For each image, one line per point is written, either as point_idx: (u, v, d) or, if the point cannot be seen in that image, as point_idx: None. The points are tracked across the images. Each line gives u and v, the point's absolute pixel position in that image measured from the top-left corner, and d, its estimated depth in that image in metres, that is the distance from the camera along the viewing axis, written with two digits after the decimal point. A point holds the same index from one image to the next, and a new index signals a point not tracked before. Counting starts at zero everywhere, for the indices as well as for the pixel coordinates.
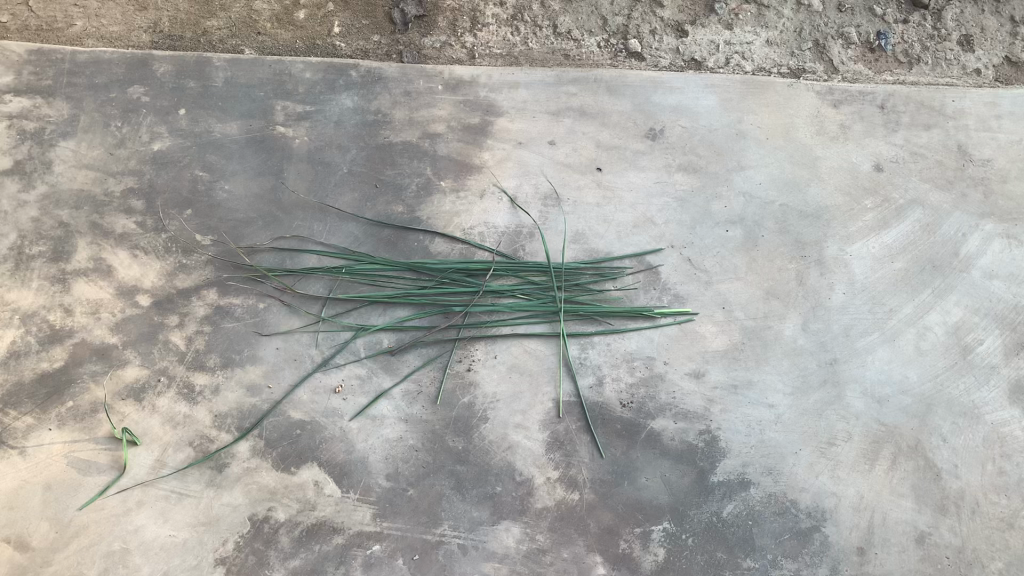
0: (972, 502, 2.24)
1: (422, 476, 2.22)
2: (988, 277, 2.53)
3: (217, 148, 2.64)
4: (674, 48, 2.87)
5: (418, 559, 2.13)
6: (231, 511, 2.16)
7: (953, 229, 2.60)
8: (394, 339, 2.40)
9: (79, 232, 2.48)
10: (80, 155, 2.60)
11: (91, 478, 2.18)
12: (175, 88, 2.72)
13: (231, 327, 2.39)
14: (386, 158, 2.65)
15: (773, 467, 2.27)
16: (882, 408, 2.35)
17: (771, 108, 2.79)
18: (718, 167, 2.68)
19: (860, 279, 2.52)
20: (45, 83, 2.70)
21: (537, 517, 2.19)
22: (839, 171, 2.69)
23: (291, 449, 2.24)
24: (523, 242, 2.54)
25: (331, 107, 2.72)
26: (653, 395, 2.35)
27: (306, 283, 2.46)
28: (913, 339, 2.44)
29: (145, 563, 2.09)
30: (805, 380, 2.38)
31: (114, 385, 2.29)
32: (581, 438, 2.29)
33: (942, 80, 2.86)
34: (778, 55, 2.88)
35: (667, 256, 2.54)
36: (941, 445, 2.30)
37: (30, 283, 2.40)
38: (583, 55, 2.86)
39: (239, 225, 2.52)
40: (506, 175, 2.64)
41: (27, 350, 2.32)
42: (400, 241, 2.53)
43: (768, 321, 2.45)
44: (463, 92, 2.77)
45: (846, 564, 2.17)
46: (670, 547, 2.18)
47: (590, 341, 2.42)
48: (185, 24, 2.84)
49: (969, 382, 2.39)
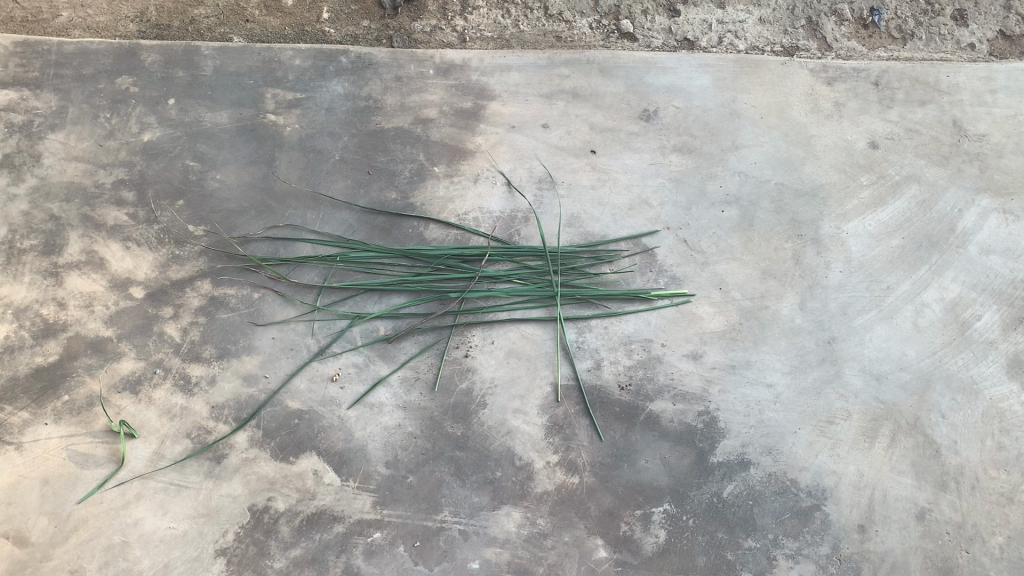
0: (972, 477, 2.24)
1: (421, 463, 2.22)
2: (985, 252, 2.53)
3: (208, 137, 2.61)
4: (666, 29, 2.86)
5: (420, 546, 2.12)
6: (231, 501, 2.16)
7: (950, 205, 2.60)
8: (390, 326, 2.39)
9: (71, 225, 2.46)
10: (70, 147, 2.58)
11: (89, 471, 2.17)
12: (163, 77, 2.70)
13: (226, 318, 2.37)
14: (378, 145, 2.63)
15: (773, 447, 2.27)
16: (881, 385, 2.35)
17: (766, 87, 2.77)
18: (712, 148, 2.66)
19: (857, 257, 2.51)
20: (31, 75, 2.67)
21: (538, 501, 2.18)
22: (834, 149, 2.67)
23: (289, 439, 2.23)
24: (517, 227, 2.53)
25: (321, 94, 2.70)
26: (651, 377, 2.34)
27: (301, 272, 2.44)
28: (911, 315, 2.44)
29: (145, 555, 2.08)
30: (803, 359, 2.37)
31: (109, 378, 2.28)
32: (580, 421, 2.29)
33: (937, 56, 2.85)
34: (771, 33, 2.87)
35: (663, 238, 2.52)
36: (940, 422, 2.30)
37: (22, 277, 2.38)
38: (575, 36, 2.83)
39: (232, 215, 2.51)
40: (500, 159, 2.63)
41: (21, 344, 2.30)
42: (394, 228, 2.51)
43: (766, 301, 2.44)
44: (455, 76, 2.75)
45: (847, 542, 2.17)
46: (671, 529, 2.17)
47: (587, 325, 2.41)
48: (173, 13, 2.81)
49: (967, 358, 2.38)
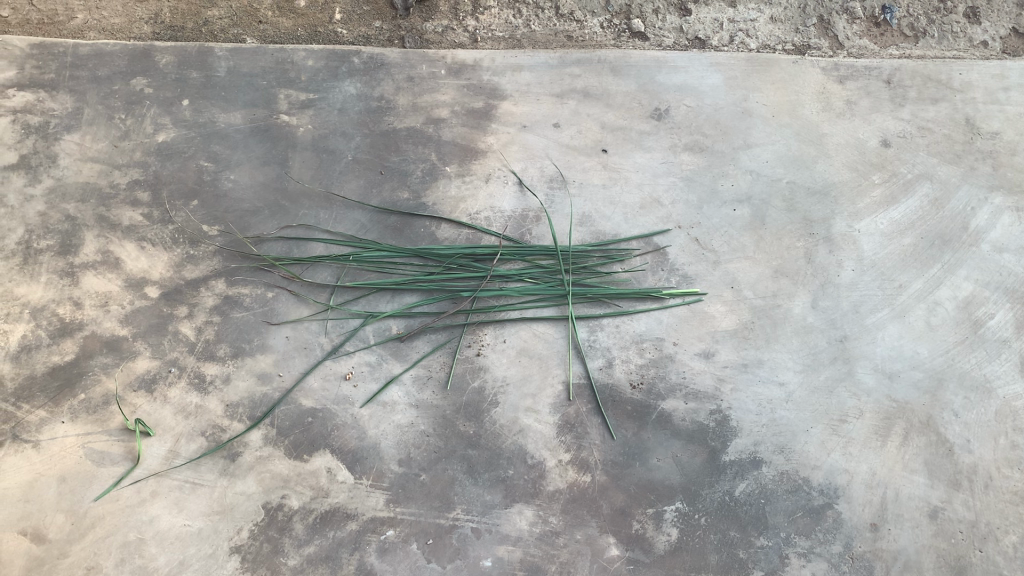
0: (985, 476, 2.24)
1: (434, 461, 2.23)
2: (998, 250, 2.52)
3: (222, 138, 2.63)
4: (677, 27, 2.86)
5: (433, 544, 2.13)
6: (245, 499, 2.17)
7: (963, 203, 2.59)
8: (403, 325, 2.40)
9: (86, 225, 2.48)
10: (85, 148, 2.60)
11: (106, 469, 2.19)
12: (177, 78, 2.72)
13: (240, 317, 2.39)
14: (390, 145, 2.64)
15: (785, 445, 2.27)
16: (893, 383, 2.34)
17: (777, 85, 2.77)
18: (724, 146, 2.66)
19: (869, 256, 2.51)
20: (48, 77, 2.70)
21: (550, 499, 2.19)
22: (846, 148, 2.67)
23: (303, 437, 2.25)
24: (529, 226, 2.54)
25: (334, 94, 2.71)
26: (663, 375, 2.34)
27: (314, 270, 2.46)
28: (924, 314, 2.44)
29: (161, 552, 2.10)
30: (815, 358, 2.37)
31: (125, 376, 2.30)
32: (592, 419, 2.29)
33: (949, 53, 2.84)
34: (782, 32, 2.86)
35: (675, 237, 2.53)
36: (953, 420, 2.30)
37: (39, 277, 2.41)
38: (586, 36, 2.84)
39: (246, 215, 2.52)
40: (511, 158, 2.63)
41: (37, 343, 2.32)
42: (406, 227, 2.52)
43: (778, 299, 2.44)
44: (466, 76, 2.76)
45: (859, 540, 2.17)
46: (683, 527, 2.18)
47: (599, 323, 2.41)
48: (187, 15, 2.83)
49: (980, 356, 2.38)
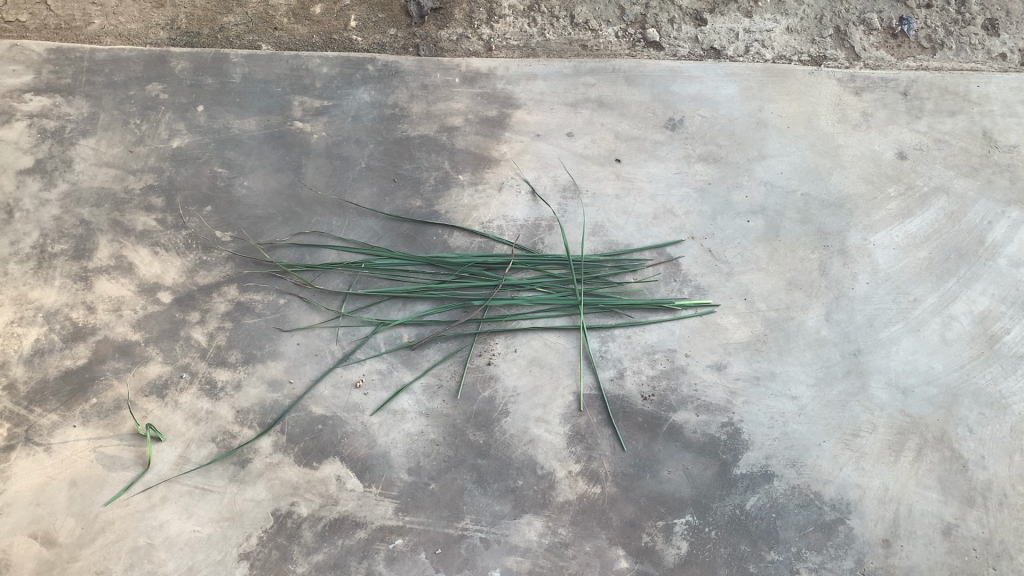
0: (999, 494, 2.21)
1: (443, 470, 2.22)
2: (1015, 264, 2.50)
3: (236, 144, 2.64)
4: (693, 37, 2.85)
5: (441, 553, 2.13)
6: (255, 506, 2.17)
7: (980, 216, 2.57)
8: (414, 333, 2.40)
9: (101, 230, 2.49)
10: (100, 153, 2.61)
11: (116, 474, 2.19)
12: (193, 84, 2.73)
13: (251, 323, 2.39)
14: (403, 152, 2.64)
15: (798, 459, 2.25)
16: (907, 399, 2.32)
17: (793, 96, 2.75)
18: (738, 157, 2.65)
19: (883, 268, 2.49)
20: (64, 81, 2.71)
21: (560, 510, 2.18)
22: (862, 159, 2.65)
23: (313, 444, 2.25)
24: (542, 235, 2.53)
25: (348, 101, 2.71)
26: (675, 387, 2.33)
27: (326, 278, 2.46)
28: (938, 328, 2.41)
29: (170, 558, 2.10)
30: (829, 371, 2.35)
31: (137, 382, 2.30)
32: (603, 430, 2.28)
33: (967, 66, 2.82)
34: (798, 42, 2.85)
35: (687, 248, 2.52)
36: (967, 436, 2.28)
37: (53, 281, 2.41)
38: (601, 45, 2.84)
39: (259, 221, 2.53)
40: (524, 167, 2.63)
41: (50, 347, 2.33)
42: (418, 236, 2.52)
43: (791, 312, 2.42)
44: (480, 85, 2.75)
45: (870, 556, 2.15)
46: (694, 540, 2.16)
47: (610, 333, 2.40)
48: (202, 21, 2.84)
49: (996, 372, 2.35)
